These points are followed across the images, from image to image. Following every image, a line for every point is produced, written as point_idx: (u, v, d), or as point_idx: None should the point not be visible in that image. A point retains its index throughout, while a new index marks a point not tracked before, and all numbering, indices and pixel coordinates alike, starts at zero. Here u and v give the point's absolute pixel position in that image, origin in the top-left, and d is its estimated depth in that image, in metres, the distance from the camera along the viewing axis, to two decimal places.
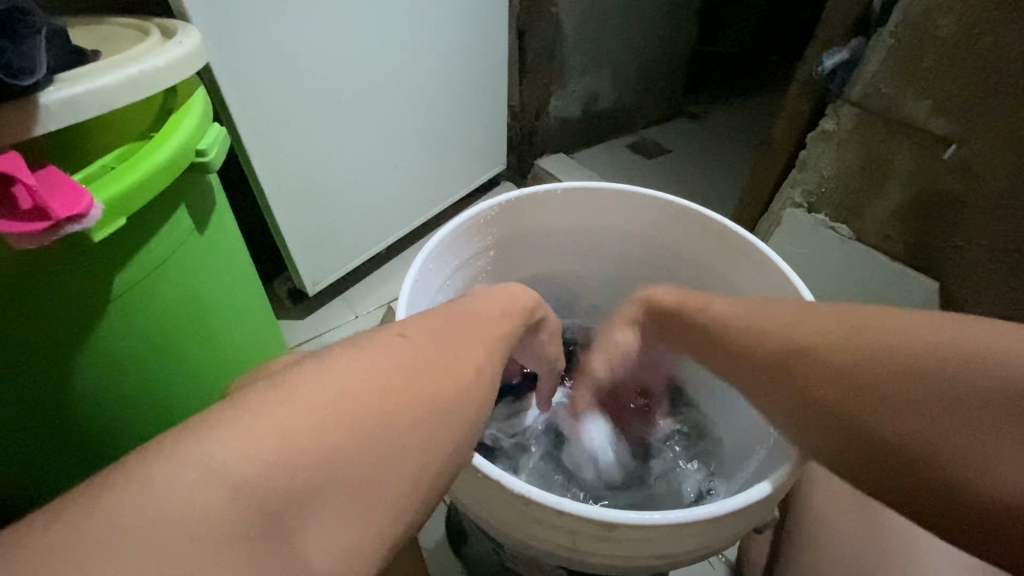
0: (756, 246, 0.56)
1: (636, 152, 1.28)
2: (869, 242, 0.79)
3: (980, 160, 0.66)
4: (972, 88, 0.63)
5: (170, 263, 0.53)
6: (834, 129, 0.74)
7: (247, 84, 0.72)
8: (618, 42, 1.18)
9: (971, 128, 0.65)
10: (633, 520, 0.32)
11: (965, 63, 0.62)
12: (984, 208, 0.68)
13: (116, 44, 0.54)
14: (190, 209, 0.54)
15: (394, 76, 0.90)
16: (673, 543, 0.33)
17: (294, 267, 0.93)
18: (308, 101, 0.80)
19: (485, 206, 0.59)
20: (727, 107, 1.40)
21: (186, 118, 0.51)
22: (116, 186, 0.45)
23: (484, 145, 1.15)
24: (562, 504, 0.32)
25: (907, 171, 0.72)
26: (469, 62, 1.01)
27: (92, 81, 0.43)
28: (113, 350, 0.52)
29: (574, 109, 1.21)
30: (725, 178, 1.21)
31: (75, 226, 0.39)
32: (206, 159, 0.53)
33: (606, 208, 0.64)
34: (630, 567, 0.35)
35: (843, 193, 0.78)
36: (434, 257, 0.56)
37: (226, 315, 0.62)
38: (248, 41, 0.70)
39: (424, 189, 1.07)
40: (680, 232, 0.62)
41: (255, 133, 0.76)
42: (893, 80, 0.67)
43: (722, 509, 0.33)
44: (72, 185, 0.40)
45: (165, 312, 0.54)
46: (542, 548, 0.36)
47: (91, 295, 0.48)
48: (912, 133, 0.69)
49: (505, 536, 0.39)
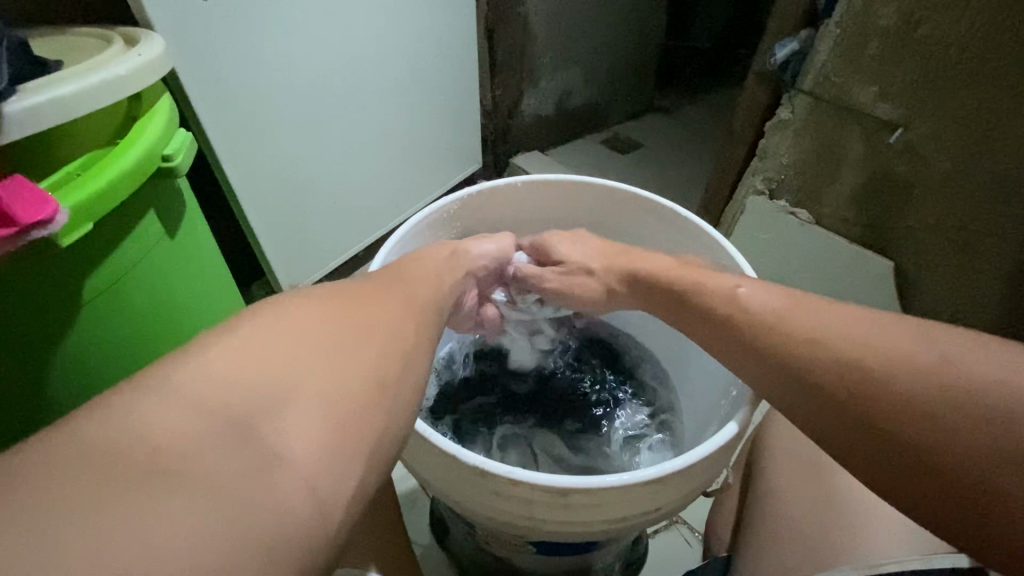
0: (706, 230, 0.58)
1: (608, 147, 1.31)
2: (827, 224, 0.82)
3: (925, 142, 0.69)
4: (913, 74, 0.66)
5: (141, 267, 0.54)
6: (789, 117, 0.77)
7: (213, 90, 0.73)
8: (586, 40, 1.20)
9: (915, 112, 0.68)
10: (583, 485, 0.33)
11: (907, 50, 0.65)
12: (931, 187, 0.71)
13: (79, 53, 0.55)
14: (158, 214, 0.55)
15: (363, 80, 0.91)
16: (624, 507, 0.35)
17: (269, 271, 0.93)
18: (278, 105, 0.81)
19: (449, 201, 0.60)
20: (697, 102, 1.43)
21: (152, 124, 0.52)
22: (81, 193, 0.46)
23: (457, 145, 1.16)
24: (516, 474, 0.34)
25: (859, 155, 0.75)
26: (438, 63, 1.02)
27: (54, 90, 0.44)
28: (87, 355, 0.53)
29: (546, 107, 1.23)
30: (695, 171, 1.24)
31: (40, 232, 0.40)
32: (172, 165, 0.54)
33: (567, 200, 0.65)
34: (586, 533, 0.37)
35: (800, 178, 0.81)
36: (400, 251, 0.58)
37: (200, 316, 0.63)
38: (214, 48, 0.71)
39: (398, 189, 1.08)
40: (636, 220, 0.65)
41: (224, 137, 0.77)
42: (841, 68, 0.70)
43: (668, 470, 0.35)
44: (36, 190, 0.40)
45: (137, 316, 0.55)
46: (503, 520, 0.38)
47: (62, 302, 0.49)
48: (861, 118, 0.72)
49: (469, 514, 0.41)
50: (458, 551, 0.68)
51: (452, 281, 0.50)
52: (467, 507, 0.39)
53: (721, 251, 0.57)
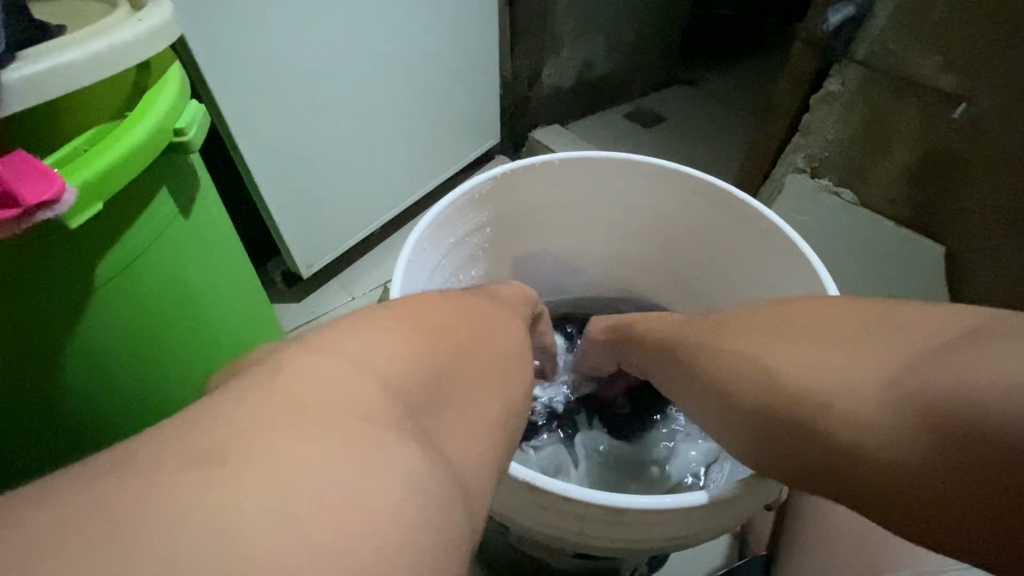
0: (761, 215, 0.54)
1: (632, 121, 1.25)
2: (871, 206, 0.78)
3: (990, 117, 0.63)
4: (984, 42, 0.60)
5: (155, 251, 0.51)
6: (838, 89, 0.72)
7: (225, 58, 0.69)
8: (612, 7, 1.14)
9: (981, 84, 0.62)
10: (641, 505, 0.32)
11: (979, 15, 0.59)
12: (994, 166, 0.65)
13: (81, 19, 0.51)
14: (172, 193, 0.52)
15: (379, 52, 0.86)
16: (681, 524, 0.34)
17: (286, 250, 0.91)
18: (293, 75, 0.77)
19: (479, 181, 0.57)
20: (727, 73, 1.36)
21: (161, 96, 0.49)
22: (88, 170, 0.42)
23: (476, 119, 1.11)
24: (569, 490, 0.33)
25: (913, 132, 0.69)
26: (457, 30, 0.97)
27: (54, 57, 0.40)
28: (103, 345, 0.50)
29: (567, 78, 1.18)
30: (724, 147, 1.18)
31: (47, 212, 0.37)
32: (184, 139, 0.50)
33: (604, 179, 0.61)
34: (637, 550, 0.36)
35: (845, 156, 0.76)
36: (427, 237, 0.54)
37: (217, 302, 0.60)
38: (226, 13, 0.66)
39: (415, 164, 1.04)
40: (679, 201, 0.61)
41: (237, 108, 0.73)
42: (901, 36, 0.65)
43: (706, 498, 0.33)
44: (41, 168, 0.37)
45: (153, 301, 0.53)
46: (549, 533, 0.36)
47: (72, 294, 0.46)
48: (918, 91, 0.67)
49: (513, 524, 0.39)
50: (485, 543, 0.67)
51: (495, 295, 0.48)
52: (509, 515, 0.37)
53: (779, 237, 0.53)
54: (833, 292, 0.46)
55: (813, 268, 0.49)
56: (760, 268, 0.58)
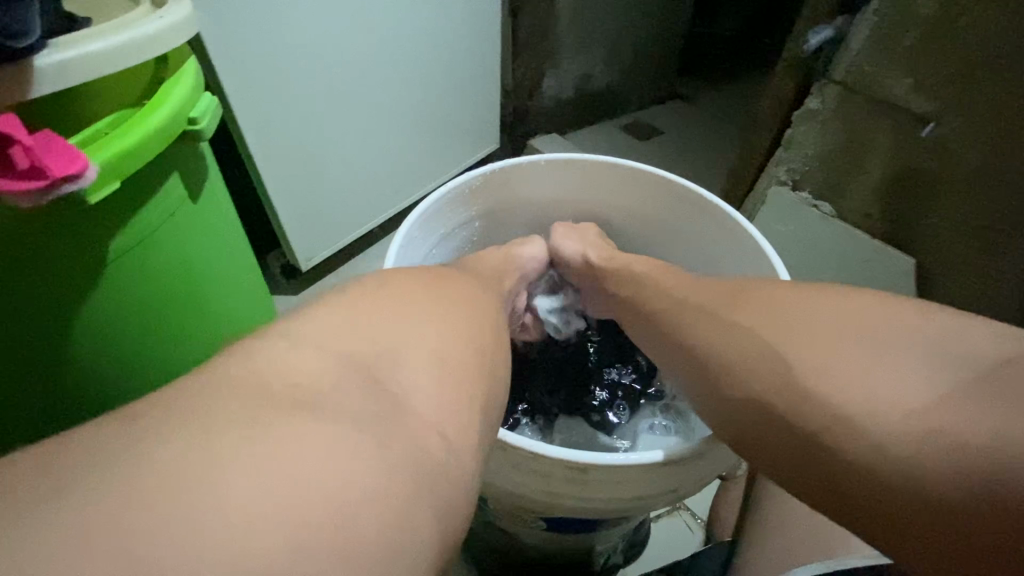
0: (732, 217, 0.58)
1: (627, 132, 1.29)
2: (848, 219, 0.81)
3: (956, 137, 0.67)
4: (950, 67, 0.64)
5: (165, 229, 0.55)
6: (818, 107, 0.76)
7: (237, 55, 0.73)
8: (611, 23, 1.18)
9: (948, 106, 0.66)
10: (604, 463, 0.35)
11: (947, 39, 0.63)
12: (961, 184, 0.69)
13: (107, 11, 0.55)
14: (182, 177, 0.55)
15: (384, 55, 0.90)
16: (641, 485, 0.37)
17: (286, 243, 0.94)
18: (301, 75, 0.81)
19: (471, 176, 0.60)
20: (720, 91, 1.41)
21: (178, 86, 0.52)
22: (109, 150, 0.46)
23: (476, 124, 1.15)
24: (539, 449, 0.36)
25: (887, 149, 0.73)
26: (461, 38, 1.01)
27: (84, 46, 0.44)
28: (111, 315, 0.53)
29: (566, 89, 1.22)
30: (715, 161, 1.22)
31: (71, 186, 0.40)
32: (198, 128, 0.54)
33: (589, 180, 0.65)
34: (602, 511, 0.39)
35: (825, 171, 0.80)
36: (420, 225, 0.58)
37: (219, 281, 0.63)
38: (240, 14, 0.70)
39: (414, 165, 1.08)
40: (658, 203, 0.64)
41: (245, 104, 0.76)
42: (875, 59, 0.69)
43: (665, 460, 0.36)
44: (67, 146, 0.41)
45: (161, 276, 0.56)
46: (520, 495, 0.39)
47: (87, 263, 0.49)
48: (891, 111, 0.71)
49: (487, 489, 0.42)
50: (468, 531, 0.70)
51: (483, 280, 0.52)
52: (484, 479, 0.40)
53: (747, 238, 0.57)
54: (786, 278, 0.50)
55: (777, 268, 0.53)
56: (729, 267, 0.61)
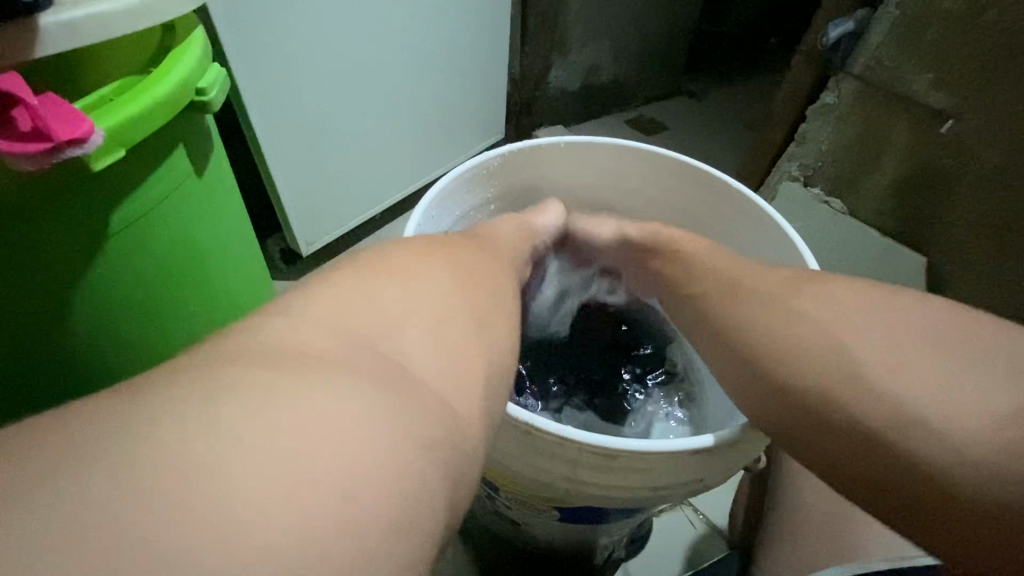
0: (753, 203, 0.57)
1: (634, 127, 1.28)
2: (861, 216, 0.81)
3: (974, 134, 0.67)
4: (972, 63, 0.64)
5: (170, 203, 0.53)
6: (834, 101, 0.75)
7: (244, 28, 0.71)
8: (620, 15, 1.17)
9: (968, 103, 0.66)
10: (633, 449, 0.34)
11: (969, 34, 0.63)
12: (976, 183, 0.69)
13: None
14: (189, 150, 0.53)
15: (393, 36, 0.88)
16: (667, 474, 0.36)
17: (287, 226, 0.92)
18: (309, 52, 0.79)
19: (489, 156, 0.58)
20: (725, 89, 1.40)
21: (187, 54, 0.50)
22: (114, 117, 0.44)
23: (482, 112, 1.14)
24: (566, 433, 0.35)
25: (903, 145, 0.72)
26: (471, 23, 0.99)
27: (92, 5, 0.42)
28: (111, 290, 0.51)
29: (573, 81, 1.21)
30: (721, 158, 1.21)
31: (77, 150, 0.39)
32: (206, 99, 0.52)
33: (606, 164, 0.64)
34: (625, 500, 0.38)
35: (839, 166, 0.79)
36: (437, 204, 0.56)
37: (223, 262, 0.62)
38: None
39: (420, 151, 1.06)
40: (676, 189, 0.63)
41: (251, 80, 0.75)
42: (896, 53, 0.68)
43: (691, 449, 0.35)
44: (72, 109, 0.39)
45: (164, 252, 0.54)
46: (540, 482, 0.38)
47: (88, 234, 0.48)
48: (909, 106, 0.70)
49: (506, 477, 0.40)
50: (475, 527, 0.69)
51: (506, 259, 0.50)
52: (505, 467, 0.39)
53: (771, 225, 0.56)
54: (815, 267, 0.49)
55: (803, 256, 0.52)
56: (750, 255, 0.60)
